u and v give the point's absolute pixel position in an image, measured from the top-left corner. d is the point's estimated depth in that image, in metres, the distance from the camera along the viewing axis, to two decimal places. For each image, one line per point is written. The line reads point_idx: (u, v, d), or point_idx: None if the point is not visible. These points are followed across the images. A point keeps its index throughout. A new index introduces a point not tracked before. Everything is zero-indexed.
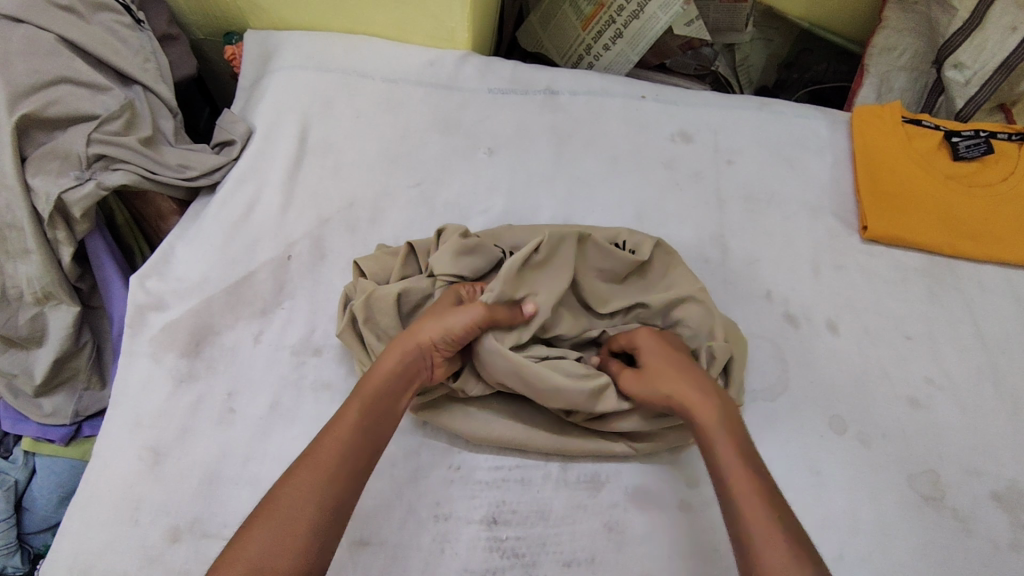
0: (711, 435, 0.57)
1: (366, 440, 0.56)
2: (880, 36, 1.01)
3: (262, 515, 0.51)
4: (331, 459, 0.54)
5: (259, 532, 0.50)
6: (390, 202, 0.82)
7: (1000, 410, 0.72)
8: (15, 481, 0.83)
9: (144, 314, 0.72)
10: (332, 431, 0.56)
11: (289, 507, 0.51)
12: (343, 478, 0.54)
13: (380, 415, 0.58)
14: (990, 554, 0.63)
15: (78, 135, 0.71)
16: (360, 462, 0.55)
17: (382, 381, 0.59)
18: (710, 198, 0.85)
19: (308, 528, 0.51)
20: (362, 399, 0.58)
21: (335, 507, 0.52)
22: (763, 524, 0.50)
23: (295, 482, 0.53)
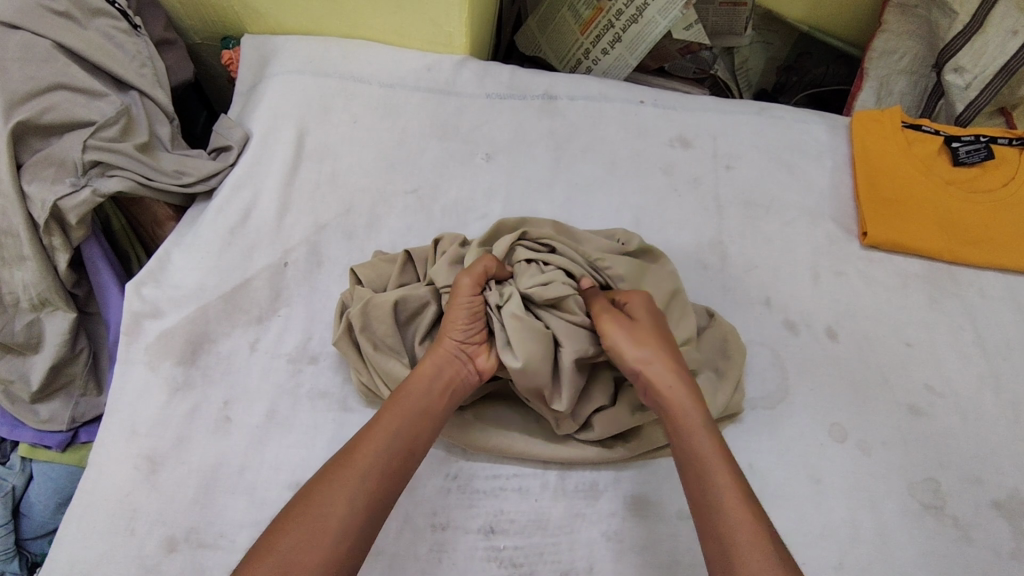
0: (690, 435, 0.55)
1: (403, 441, 0.56)
2: (879, 39, 1.00)
3: (294, 511, 0.51)
4: (365, 459, 0.54)
5: (291, 529, 0.50)
6: (388, 208, 0.81)
7: (1000, 417, 0.72)
8: (13, 487, 0.82)
9: (140, 321, 0.72)
10: (367, 430, 0.56)
11: (323, 504, 0.51)
12: (377, 479, 0.53)
13: (415, 417, 0.57)
14: (991, 563, 0.63)
15: (73, 142, 0.70)
16: (394, 463, 0.55)
17: (417, 383, 0.60)
18: (709, 204, 0.84)
19: (340, 529, 0.50)
20: (400, 398, 0.58)
21: (368, 508, 0.52)
22: (735, 532, 0.49)
23: (329, 480, 0.52)
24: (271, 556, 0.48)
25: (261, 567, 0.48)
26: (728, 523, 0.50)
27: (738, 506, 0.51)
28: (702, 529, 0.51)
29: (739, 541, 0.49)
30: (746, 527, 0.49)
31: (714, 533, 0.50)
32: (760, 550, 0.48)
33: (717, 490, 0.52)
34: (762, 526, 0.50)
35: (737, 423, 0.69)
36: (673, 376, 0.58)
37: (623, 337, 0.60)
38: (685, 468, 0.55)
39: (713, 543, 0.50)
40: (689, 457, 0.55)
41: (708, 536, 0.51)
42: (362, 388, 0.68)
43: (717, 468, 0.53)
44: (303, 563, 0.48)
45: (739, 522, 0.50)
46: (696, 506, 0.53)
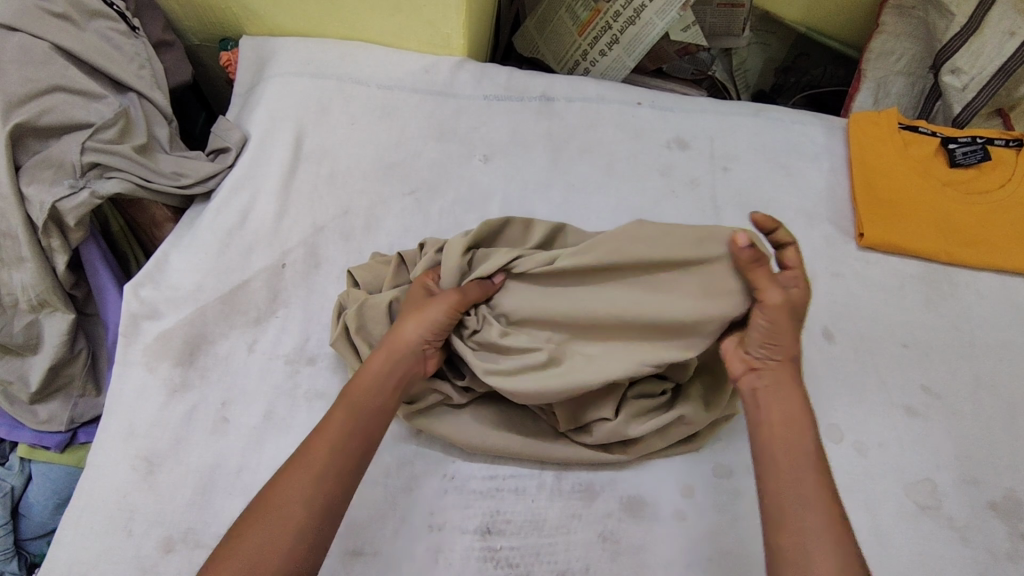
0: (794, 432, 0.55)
1: (355, 438, 0.56)
2: (876, 40, 1.00)
3: (254, 515, 0.51)
4: (320, 460, 0.54)
5: (252, 531, 0.50)
6: (385, 210, 0.82)
7: (996, 418, 0.72)
8: (12, 487, 0.82)
9: (138, 322, 0.72)
10: (320, 432, 0.56)
11: (281, 506, 0.51)
12: (332, 478, 0.54)
13: (367, 416, 0.58)
14: (986, 563, 0.63)
15: (72, 144, 0.71)
16: (350, 462, 0.55)
17: (370, 378, 0.59)
18: (706, 206, 0.85)
19: (299, 529, 0.51)
20: (353, 394, 0.58)
21: (325, 507, 0.52)
22: (819, 530, 0.49)
23: (283, 484, 0.53)
24: (234, 558, 0.49)
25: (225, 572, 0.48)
26: (808, 522, 0.50)
27: (826, 511, 0.50)
28: (780, 518, 0.51)
29: (823, 540, 0.49)
30: (831, 530, 0.49)
31: (796, 525, 0.50)
32: (839, 553, 0.48)
33: (809, 489, 0.51)
34: (843, 530, 0.50)
35: (733, 424, 0.69)
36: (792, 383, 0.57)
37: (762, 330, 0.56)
38: (777, 457, 0.54)
39: (789, 536, 0.50)
40: (786, 449, 0.54)
41: (785, 528, 0.51)
42: None
43: (809, 472, 0.52)
44: (264, 562, 0.49)
45: (825, 521, 0.50)
46: (775, 496, 0.52)
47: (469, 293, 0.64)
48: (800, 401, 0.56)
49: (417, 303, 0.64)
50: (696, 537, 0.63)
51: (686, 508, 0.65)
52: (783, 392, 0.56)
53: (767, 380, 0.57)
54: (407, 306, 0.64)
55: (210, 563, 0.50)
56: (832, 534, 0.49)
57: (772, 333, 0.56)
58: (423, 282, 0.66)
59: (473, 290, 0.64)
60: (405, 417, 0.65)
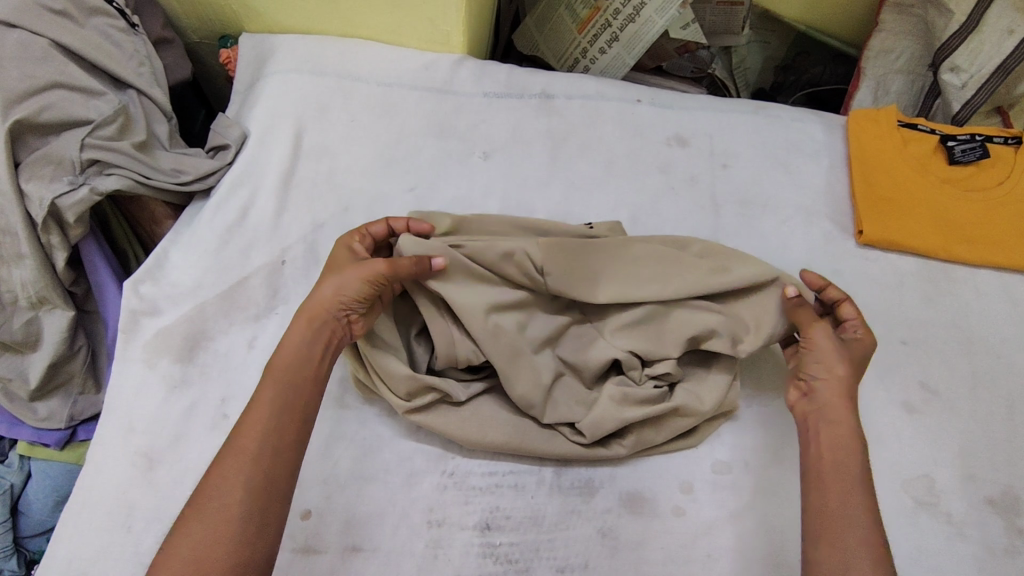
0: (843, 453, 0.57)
1: (283, 414, 0.56)
2: (875, 39, 1.01)
3: (193, 511, 0.51)
4: (251, 441, 0.54)
5: (192, 527, 0.50)
6: (385, 207, 0.82)
7: (995, 416, 0.72)
8: (11, 485, 0.82)
9: (137, 319, 0.72)
10: (249, 413, 0.56)
11: (217, 496, 0.51)
12: (270, 455, 0.54)
13: (295, 390, 0.57)
14: (984, 559, 0.63)
15: (71, 141, 0.71)
16: (286, 435, 0.55)
17: (292, 351, 0.59)
18: (705, 203, 0.85)
19: (240, 512, 0.50)
20: (277, 368, 0.58)
21: (265, 485, 0.52)
22: (858, 540, 0.52)
23: (219, 472, 0.52)
24: (175, 556, 0.49)
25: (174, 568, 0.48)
26: (850, 533, 0.52)
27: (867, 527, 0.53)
28: (822, 528, 0.53)
29: (862, 549, 0.51)
30: (869, 540, 0.52)
31: (839, 537, 0.52)
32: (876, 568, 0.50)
33: (851, 504, 0.54)
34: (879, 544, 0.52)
35: (732, 420, 0.70)
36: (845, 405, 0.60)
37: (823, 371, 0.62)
38: (823, 474, 0.57)
39: (829, 549, 0.52)
40: (832, 466, 0.57)
41: (826, 537, 0.53)
42: (360, 384, 0.68)
43: (854, 493, 0.55)
44: (209, 551, 0.48)
45: (864, 535, 0.52)
46: (822, 511, 0.54)
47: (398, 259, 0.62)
48: (848, 424, 0.59)
49: (336, 271, 0.63)
50: (696, 534, 0.63)
51: (686, 504, 0.65)
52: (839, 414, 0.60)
53: (817, 403, 0.61)
54: (330, 272, 0.64)
55: (157, 563, 0.49)
56: (872, 548, 0.51)
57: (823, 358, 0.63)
58: (348, 246, 0.67)
59: (404, 262, 0.63)
60: (402, 411, 0.65)
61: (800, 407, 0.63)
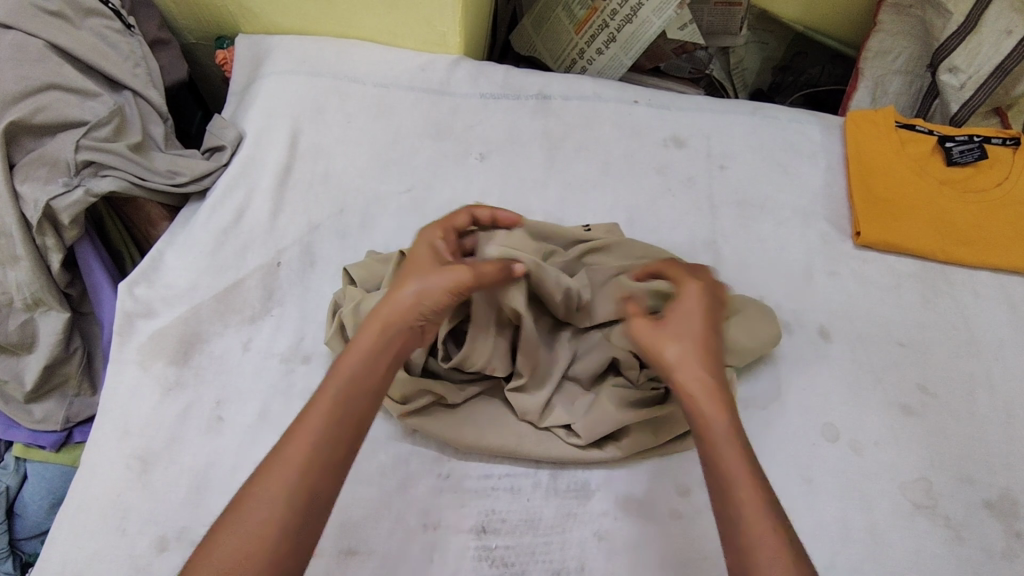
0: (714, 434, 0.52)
1: (337, 429, 0.52)
2: (874, 40, 1.01)
3: (232, 517, 0.48)
4: (301, 455, 0.50)
5: (227, 536, 0.47)
6: (381, 209, 0.81)
7: (993, 418, 0.72)
8: (6, 487, 0.82)
9: (133, 320, 0.72)
10: (304, 418, 0.52)
11: (257, 508, 0.48)
12: (316, 471, 0.50)
13: (355, 402, 0.53)
14: (982, 562, 0.63)
15: (66, 142, 0.71)
16: (337, 451, 0.52)
17: (357, 357, 0.55)
18: (703, 204, 0.84)
19: (279, 529, 0.48)
20: (340, 375, 0.54)
21: (307, 503, 0.49)
22: (761, 533, 0.47)
23: (264, 481, 0.49)
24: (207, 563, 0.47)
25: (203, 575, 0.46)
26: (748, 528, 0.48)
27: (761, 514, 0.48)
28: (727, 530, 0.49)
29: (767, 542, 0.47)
30: (760, 533, 0.48)
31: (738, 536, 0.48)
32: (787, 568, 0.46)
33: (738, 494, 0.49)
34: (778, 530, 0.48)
35: None
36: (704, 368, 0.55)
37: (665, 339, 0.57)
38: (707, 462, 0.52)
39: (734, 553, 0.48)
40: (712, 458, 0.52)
41: (731, 537, 0.49)
42: None
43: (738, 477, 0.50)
44: (240, 565, 0.46)
45: (755, 530, 0.48)
46: (723, 509, 0.50)
47: (485, 270, 0.59)
48: (713, 393, 0.54)
49: (421, 274, 0.59)
50: (692, 537, 0.63)
51: (682, 507, 0.65)
52: (699, 394, 0.54)
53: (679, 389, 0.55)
54: (411, 272, 0.59)
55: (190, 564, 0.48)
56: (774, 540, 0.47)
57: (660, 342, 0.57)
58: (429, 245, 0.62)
59: (490, 272, 0.59)
60: (398, 414, 0.65)
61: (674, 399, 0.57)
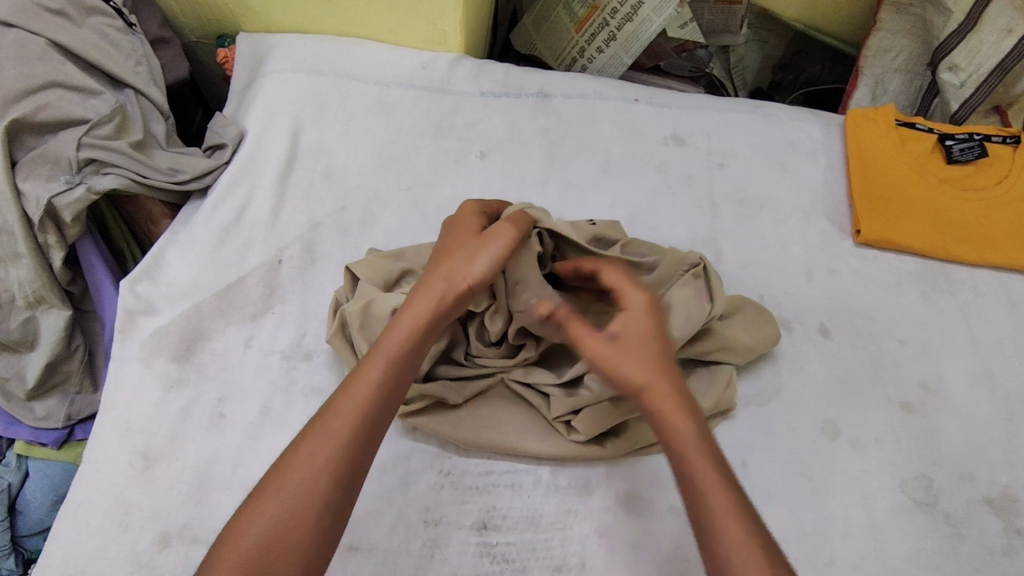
0: (682, 452, 0.51)
1: (375, 407, 0.53)
2: (874, 38, 1.01)
3: (274, 484, 0.49)
4: (345, 428, 0.51)
5: (268, 506, 0.48)
6: (382, 206, 0.82)
7: (993, 415, 0.72)
8: (8, 484, 0.82)
9: (134, 318, 0.72)
10: (344, 393, 0.53)
11: (298, 481, 0.49)
12: (352, 447, 0.51)
13: (389, 379, 0.54)
14: (982, 559, 0.63)
15: (68, 140, 0.71)
16: (371, 423, 0.52)
17: (404, 329, 0.57)
18: (703, 202, 0.85)
19: (316, 505, 0.48)
20: (384, 350, 0.55)
21: (342, 477, 0.50)
22: (728, 541, 0.47)
23: (303, 454, 0.50)
24: (248, 537, 0.47)
25: (243, 548, 0.47)
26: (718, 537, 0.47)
27: (732, 527, 0.47)
28: (700, 537, 0.48)
29: (733, 548, 0.47)
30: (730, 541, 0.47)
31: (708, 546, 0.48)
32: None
33: (707, 510, 0.48)
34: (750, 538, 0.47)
35: (730, 420, 0.69)
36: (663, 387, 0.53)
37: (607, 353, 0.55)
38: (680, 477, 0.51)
39: (708, 561, 0.48)
40: (678, 469, 0.51)
41: (705, 542, 0.48)
42: None
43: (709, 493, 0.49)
44: (281, 541, 0.47)
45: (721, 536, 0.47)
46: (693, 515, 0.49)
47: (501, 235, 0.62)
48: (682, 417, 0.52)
49: (474, 243, 0.61)
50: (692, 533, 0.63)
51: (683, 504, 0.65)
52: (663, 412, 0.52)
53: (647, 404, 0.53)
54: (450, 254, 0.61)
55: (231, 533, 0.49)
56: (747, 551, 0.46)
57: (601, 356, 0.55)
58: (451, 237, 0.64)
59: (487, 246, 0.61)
60: (399, 414, 0.66)
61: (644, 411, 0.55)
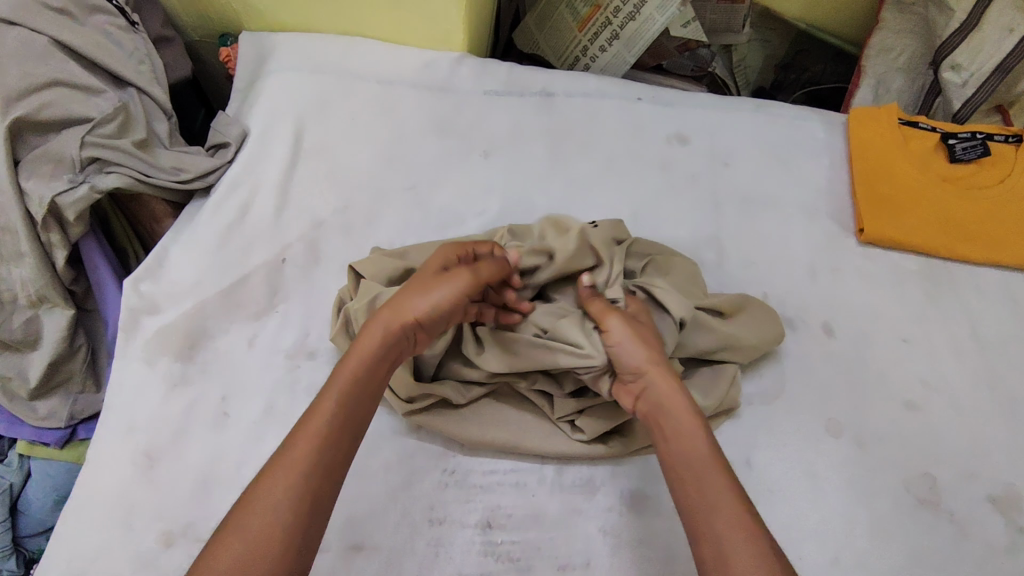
0: (682, 437, 0.56)
1: (337, 431, 0.53)
2: (877, 37, 1.01)
3: (239, 518, 0.48)
4: (303, 457, 0.51)
5: (232, 542, 0.47)
6: (386, 205, 0.82)
7: (997, 413, 0.72)
8: (10, 484, 0.82)
9: (138, 317, 0.72)
10: (306, 421, 0.53)
11: (262, 510, 0.49)
12: (319, 473, 0.51)
13: (354, 406, 0.55)
14: (986, 557, 0.63)
15: (71, 139, 0.71)
16: (335, 450, 0.53)
17: (359, 360, 0.57)
18: (706, 201, 0.85)
19: (284, 532, 0.48)
20: (337, 384, 0.55)
21: (308, 503, 0.50)
22: (730, 529, 0.50)
23: (269, 484, 0.50)
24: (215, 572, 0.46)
25: None
26: (718, 513, 0.51)
27: (731, 503, 0.51)
28: (695, 528, 0.51)
29: (734, 538, 0.49)
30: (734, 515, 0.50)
31: (708, 529, 0.50)
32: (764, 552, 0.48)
33: (709, 490, 0.52)
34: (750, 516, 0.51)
35: (733, 419, 0.69)
36: (668, 382, 0.59)
37: (620, 339, 0.61)
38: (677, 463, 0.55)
39: (704, 541, 0.50)
40: (681, 461, 0.55)
41: (701, 534, 0.51)
42: None
43: (709, 475, 0.53)
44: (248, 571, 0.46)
45: (723, 511, 0.51)
46: (688, 507, 0.52)
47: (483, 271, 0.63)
48: (682, 404, 0.58)
49: (428, 280, 0.61)
50: None
51: None
52: (663, 404, 0.58)
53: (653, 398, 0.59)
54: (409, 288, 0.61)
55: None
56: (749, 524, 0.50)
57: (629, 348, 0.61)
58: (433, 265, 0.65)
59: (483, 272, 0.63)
60: (405, 413, 0.66)
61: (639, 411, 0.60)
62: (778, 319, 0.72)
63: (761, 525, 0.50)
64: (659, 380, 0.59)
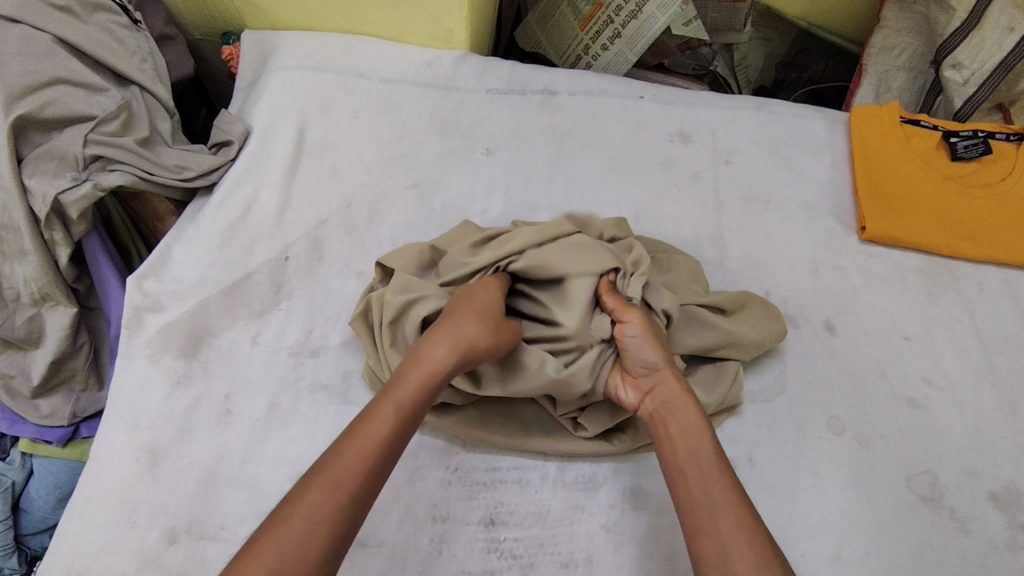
0: (687, 441, 0.57)
1: (386, 456, 0.53)
2: (879, 36, 1.01)
3: (276, 527, 0.48)
4: (351, 478, 0.51)
5: (268, 551, 0.47)
6: (388, 203, 0.82)
7: (998, 410, 0.72)
8: (13, 482, 0.82)
9: (141, 315, 0.72)
10: (355, 438, 0.53)
11: (303, 523, 0.48)
12: (363, 492, 0.51)
13: (404, 427, 0.55)
14: (988, 554, 0.64)
15: (75, 136, 0.71)
16: (381, 469, 0.53)
17: (414, 387, 0.56)
18: (708, 199, 0.85)
19: (322, 545, 0.48)
20: (393, 403, 0.55)
21: (348, 518, 0.50)
22: (733, 529, 0.50)
23: (311, 498, 0.50)
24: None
25: None
26: (722, 515, 0.51)
27: (734, 505, 0.52)
28: (697, 526, 0.52)
29: (737, 537, 0.50)
30: (738, 517, 0.51)
31: (712, 528, 0.51)
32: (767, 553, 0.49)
33: (713, 491, 0.53)
34: (753, 517, 0.51)
35: (735, 417, 0.70)
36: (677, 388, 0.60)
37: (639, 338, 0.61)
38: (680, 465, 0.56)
39: (706, 540, 0.51)
40: (690, 459, 0.56)
41: (703, 531, 0.51)
42: (371, 373, 0.69)
43: (714, 477, 0.54)
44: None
45: (728, 513, 0.51)
46: (690, 505, 0.53)
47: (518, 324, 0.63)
48: (692, 409, 0.59)
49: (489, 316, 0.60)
50: None
51: None
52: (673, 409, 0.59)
53: (664, 397, 0.60)
54: (463, 316, 0.60)
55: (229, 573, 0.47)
56: (753, 526, 0.51)
57: (643, 341, 0.61)
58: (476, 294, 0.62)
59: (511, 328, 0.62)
60: None
61: (648, 408, 0.60)
62: (779, 315, 0.73)
63: (763, 528, 0.51)
64: (672, 386, 0.60)
